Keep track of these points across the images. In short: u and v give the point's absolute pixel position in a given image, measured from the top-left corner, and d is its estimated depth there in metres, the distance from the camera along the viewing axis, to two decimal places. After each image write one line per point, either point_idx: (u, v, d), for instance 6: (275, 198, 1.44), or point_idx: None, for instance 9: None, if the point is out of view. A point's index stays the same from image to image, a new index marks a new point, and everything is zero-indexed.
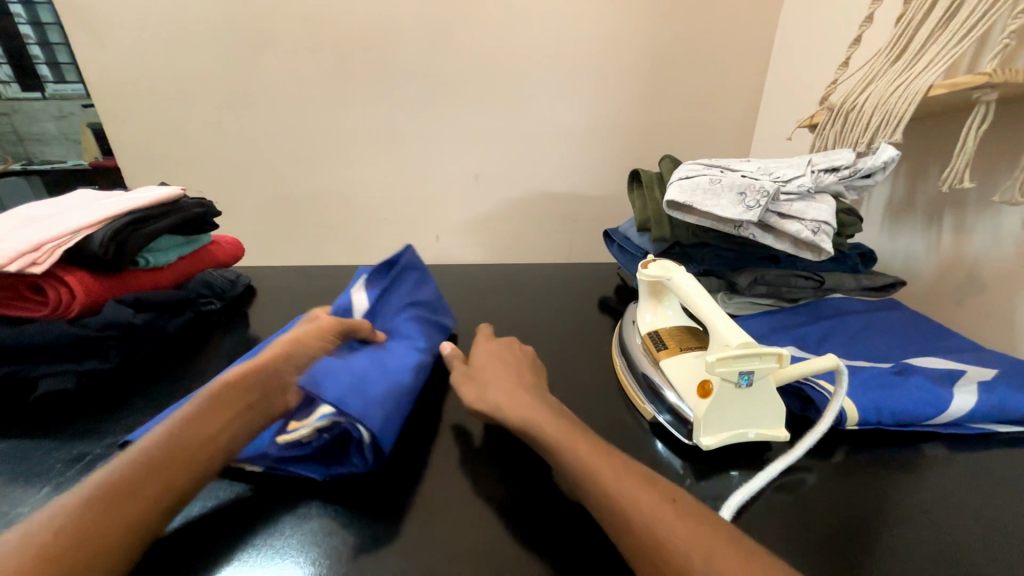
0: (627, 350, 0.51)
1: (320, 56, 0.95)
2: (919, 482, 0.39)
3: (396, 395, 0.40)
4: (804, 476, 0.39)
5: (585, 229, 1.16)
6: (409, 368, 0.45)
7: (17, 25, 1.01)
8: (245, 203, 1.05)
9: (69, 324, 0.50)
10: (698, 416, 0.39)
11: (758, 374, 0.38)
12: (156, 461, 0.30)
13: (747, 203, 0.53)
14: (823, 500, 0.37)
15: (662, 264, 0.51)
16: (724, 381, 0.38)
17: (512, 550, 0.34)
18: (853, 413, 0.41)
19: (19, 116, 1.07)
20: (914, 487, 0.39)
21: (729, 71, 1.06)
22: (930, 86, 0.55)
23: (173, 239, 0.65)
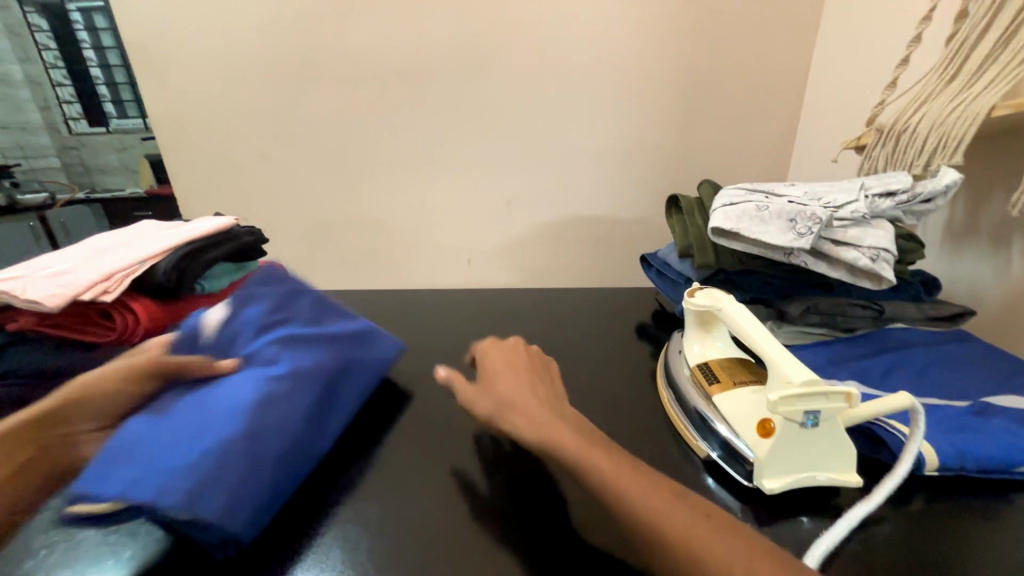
0: (674, 382, 0.50)
1: (362, 90, 1.00)
2: (1015, 538, 0.35)
3: (207, 460, 0.33)
4: (880, 527, 0.36)
5: (618, 252, 1.15)
6: (243, 409, 0.37)
7: None
8: (288, 229, 1.10)
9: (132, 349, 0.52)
10: (759, 456, 0.37)
11: (825, 414, 0.36)
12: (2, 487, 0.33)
13: (798, 230, 0.51)
14: (905, 556, 0.34)
15: (709, 293, 0.49)
16: (788, 420, 0.36)
17: None
18: (932, 455, 0.38)
19: None
20: (1008, 542, 0.35)
21: (765, 93, 1.05)
22: (992, 107, 0.52)
23: (227, 267, 0.67)
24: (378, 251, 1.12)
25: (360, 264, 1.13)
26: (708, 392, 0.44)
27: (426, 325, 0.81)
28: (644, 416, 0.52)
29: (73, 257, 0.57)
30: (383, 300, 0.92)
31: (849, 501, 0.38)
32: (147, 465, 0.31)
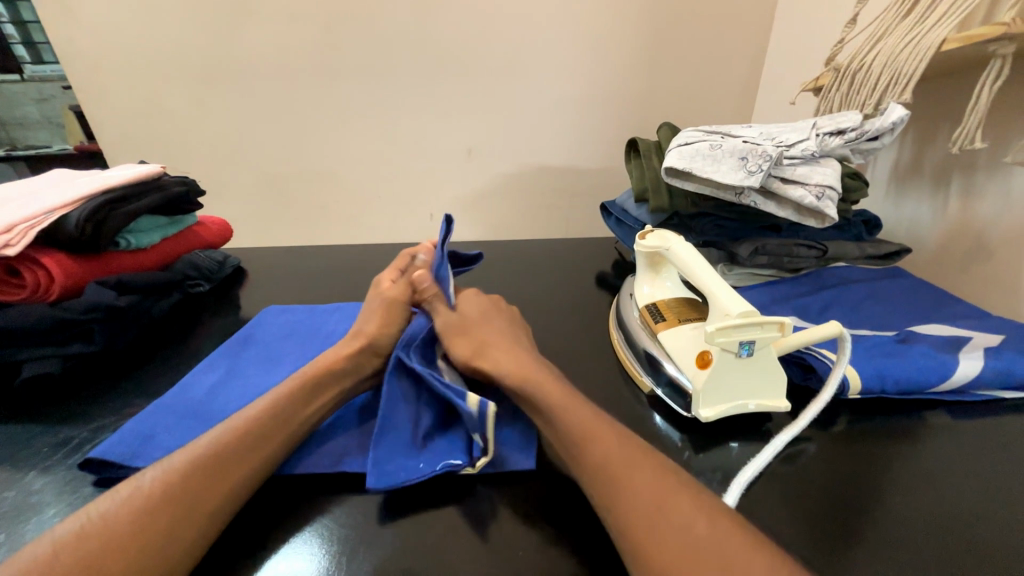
0: (624, 323, 0.50)
1: (302, 24, 0.91)
2: (922, 450, 0.38)
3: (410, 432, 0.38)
4: (806, 447, 0.39)
5: (583, 203, 1.13)
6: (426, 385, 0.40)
7: None
8: (233, 183, 1.02)
9: (50, 307, 0.48)
10: (697, 387, 0.38)
11: (759, 344, 0.36)
12: (180, 474, 0.30)
13: (749, 168, 0.50)
14: (825, 471, 0.36)
15: (659, 234, 0.49)
16: (724, 351, 0.36)
17: (509, 525, 0.33)
18: (855, 377, 0.40)
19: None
20: (915, 454, 0.38)
21: (731, 33, 1.01)
22: (943, 40, 0.52)
23: (156, 220, 0.63)
24: (333, 206, 1.07)
25: (316, 219, 1.08)
26: (654, 330, 0.45)
27: None
28: (596, 358, 0.52)
29: None
30: (338, 256, 0.88)
31: (779, 426, 0.40)
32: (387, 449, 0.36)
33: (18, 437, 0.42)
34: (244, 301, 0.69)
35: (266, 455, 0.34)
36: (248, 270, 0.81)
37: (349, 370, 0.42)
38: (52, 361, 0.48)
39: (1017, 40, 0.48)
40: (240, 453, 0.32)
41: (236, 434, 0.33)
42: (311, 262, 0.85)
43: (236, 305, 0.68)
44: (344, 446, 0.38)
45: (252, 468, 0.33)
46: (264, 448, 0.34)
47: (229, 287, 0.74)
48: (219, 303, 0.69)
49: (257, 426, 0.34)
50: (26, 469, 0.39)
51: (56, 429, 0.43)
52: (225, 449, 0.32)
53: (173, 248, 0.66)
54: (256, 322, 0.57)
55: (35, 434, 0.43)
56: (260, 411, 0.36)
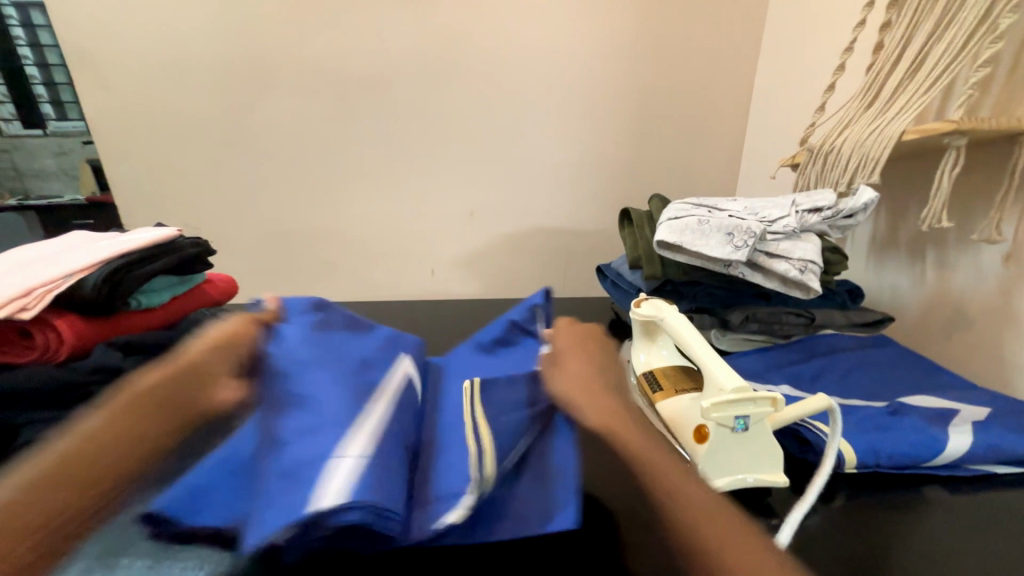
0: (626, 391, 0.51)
1: (320, 98, 0.99)
2: (924, 527, 0.38)
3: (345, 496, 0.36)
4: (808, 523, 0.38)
5: (579, 263, 1.17)
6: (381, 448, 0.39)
7: (24, 67, 1.04)
8: (241, 239, 1.05)
9: (58, 369, 0.49)
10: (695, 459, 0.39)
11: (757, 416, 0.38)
12: (20, 495, 0.30)
13: (735, 243, 0.54)
14: (828, 549, 0.36)
15: (652, 303, 0.52)
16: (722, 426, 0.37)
17: None
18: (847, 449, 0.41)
19: (19, 152, 1.09)
20: (917, 532, 0.38)
21: (713, 111, 1.11)
22: (903, 132, 0.57)
23: (168, 280, 0.65)
24: (338, 262, 1.10)
25: (319, 275, 1.10)
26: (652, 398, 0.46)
27: None
28: None
29: None
30: (340, 313, 0.90)
31: (779, 501, 0.40)
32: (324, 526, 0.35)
33: None
34: None
35: (93, 479, 0.33)
36: None
37: (175, 397, 0.41)
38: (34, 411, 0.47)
39: (969, 135, 0.53)
40: (70, 473, 0.32)
41: (61, 457, 0.33)
42: None
43: None
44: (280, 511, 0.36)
45: (89, 492, 0.32)
46: (89, 471, 0.33)
47: None
48: None
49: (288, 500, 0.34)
50: None
51: None
52: (63, 470, 0.32)
53: (182, 306, 0.67)
54: None
55: None
56: (91, 436, 0.35)
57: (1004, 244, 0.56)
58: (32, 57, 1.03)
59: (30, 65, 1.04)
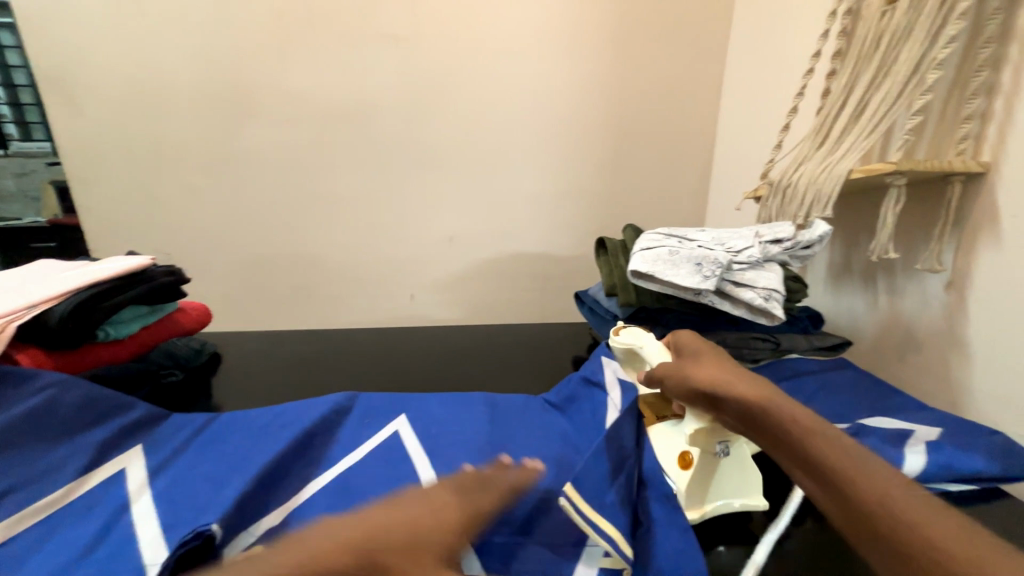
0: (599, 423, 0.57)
1: (300, 126, 1.00)
2: None
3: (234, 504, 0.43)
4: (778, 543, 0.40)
5: (558, 287, 1.19)
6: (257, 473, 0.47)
7: None
8: (215, 265, 1.03)
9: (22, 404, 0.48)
10: (680, 487, 0.43)
11: (727, 442, 0.44)
12: None
13: (703, 273, 0.57)
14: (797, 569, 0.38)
15: (629, 332, 0.57)
16: (704, 452, 0.44)
17: None
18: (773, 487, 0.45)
19: None
20: None
21: (682, 144, 1.17)
22: (850, 171, 0.63)
23: (138, 310, 0.63)
24: (315, 288, 1.09)
25: (295, 301, 1.09)
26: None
27: (363, 364, 0.79)
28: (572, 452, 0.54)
29: None
30: (317, 340, 0.88)
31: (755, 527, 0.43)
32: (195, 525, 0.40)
33: None
34: (217, 392, 0.68)
35: None
36: (223, 356, 0.80)
37: None
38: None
39: (906, 175, 0.58)
40: None
41: None
42: (289, 347, 0.85)
43: (206, 396, 0.67)
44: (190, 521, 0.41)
45: None
46: None
47: (204, 375, 0.72)
48: (193, 393, 0.67)
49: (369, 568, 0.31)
50: None
51: None
52: None
53: (152, 336, 0.66)
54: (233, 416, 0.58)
55: None
56: None
57: (944, 273, 0.61)
58: None
59: None
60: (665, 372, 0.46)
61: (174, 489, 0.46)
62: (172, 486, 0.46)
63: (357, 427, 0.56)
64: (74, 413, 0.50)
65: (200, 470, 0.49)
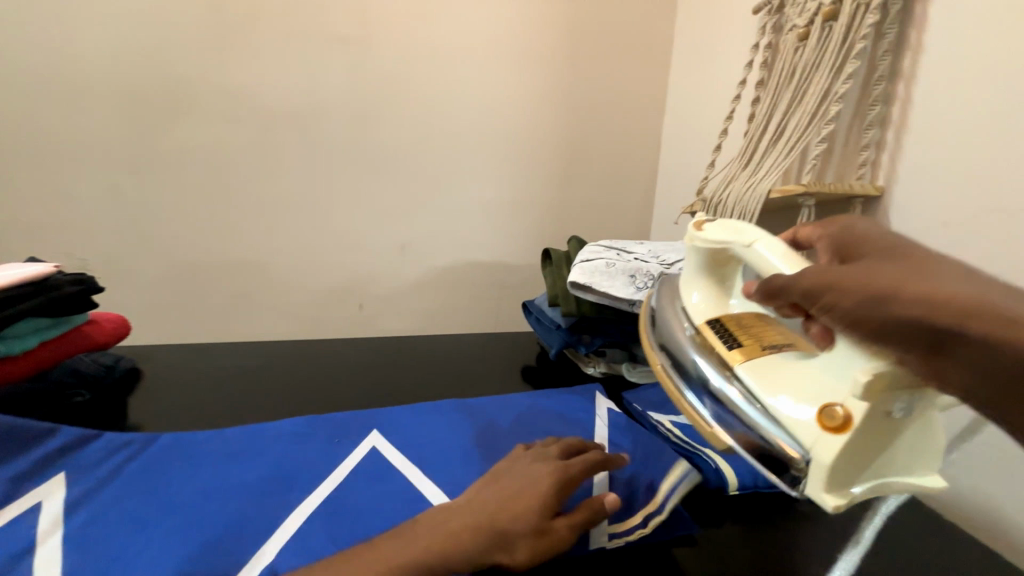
0: (677, 346, 0.47)
1: (237, 126, 0.95)
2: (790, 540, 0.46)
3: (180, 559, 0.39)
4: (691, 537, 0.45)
5: (510, 295, 1.20)
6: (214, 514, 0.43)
7: None
8: (140, 272, 0.96)
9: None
10: (814, 460, 0.33)
11: (905, 403, 0.33)
12: None
13: (638, 284, 0.60)
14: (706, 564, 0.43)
15: (724, 228, 0.48)
16: (869, 415, 0.32)
17: None
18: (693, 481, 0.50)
19: None
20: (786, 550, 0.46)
21: (627, 158, 1.22)
22: (769, 190, 0.68)
23: (36, 322, 0.58)
24: (254, 297, 1.03)
25: (232, 311, 1.02)
26: (731, 358, 0.42)
27: (302, 377, 0.75)
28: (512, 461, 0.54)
29: None
30: (253, 353, 0.84)
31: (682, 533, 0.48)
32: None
33: None
34: (133, 411, 0.63)
35: None
36: (144, 371, 0.74)
37: None
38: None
39: (815, 196, 0.64)
40: None
41: None
42: (220, 361, 0.80)
43: (123, 416, 0.61)
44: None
45: None
46: None
47: (119, 394, 0.66)
48: (104, 413, 0.62)
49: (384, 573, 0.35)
50: None
51: None
52: None
53: (53, 352, 0.60)
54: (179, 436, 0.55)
55: None
56: None
57: None
58: None
59: None
60: (818, 283, 0.34)
61: (93, 530, 0.42)
62: (93, 526, 0.42)
63: (324, 444, 0.54)
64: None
65: (127, 505, 0.44)
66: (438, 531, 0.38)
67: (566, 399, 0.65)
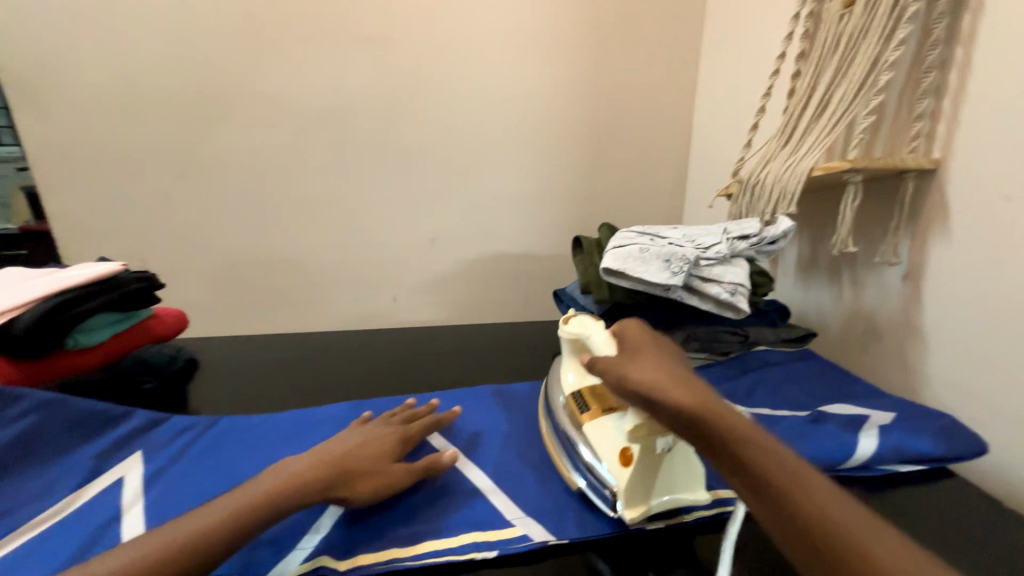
0: (553, 411, 0.54)
1: (276, 129, 0.99)
2: None
3: None
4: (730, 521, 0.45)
5: (539, 286, 1.20)
6: None
7: None
8: (193, 270, 1.02)
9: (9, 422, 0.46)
10: (620, 487, 0.42)
11: (671, 440, 0.42)
12: None
13: (672, 269, 0.59)
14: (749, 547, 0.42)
15: (580, 320, 0.55)
16: (644, 449, 0.42)
17: None
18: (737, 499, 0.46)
19: None
20: None
21: (658, 144, 1.19)
22: (811, 168, 0.65)
23: (111, 316, 0.63)
24: (295, 292, 1.08)
25: (275, 305, 1.08)
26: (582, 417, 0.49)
27: (343, 367, 0.79)
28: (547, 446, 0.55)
29: None
30: (296, 345, 0.88)
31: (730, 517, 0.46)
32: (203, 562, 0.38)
33: None
34: (193, 398, 0.67)
35: None
36: (200, 361, 0.79)
37: None
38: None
39: (863, 172, 0.61)
40: None
41: None
42: (267, 352, 0.84)
43: (184, 403, 0.66)
44: None
45: None
46: None
47: (181, 382, 0.71)
48: (168, 399, 0.67)
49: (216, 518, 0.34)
50: None
51: None
52: None
53: (124, 344, 0.65)
54: (236, 420, 0.58)
55: None
56: None
57: (901, 266, 0.64)
58: None
59: None
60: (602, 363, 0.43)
61: (165, 502, 0.46)
62: (165, 498, 0.46)
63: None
64: (66, 432, 0.49)
65: (193, 482, 0.48)
66: (279, 476, 0.39)
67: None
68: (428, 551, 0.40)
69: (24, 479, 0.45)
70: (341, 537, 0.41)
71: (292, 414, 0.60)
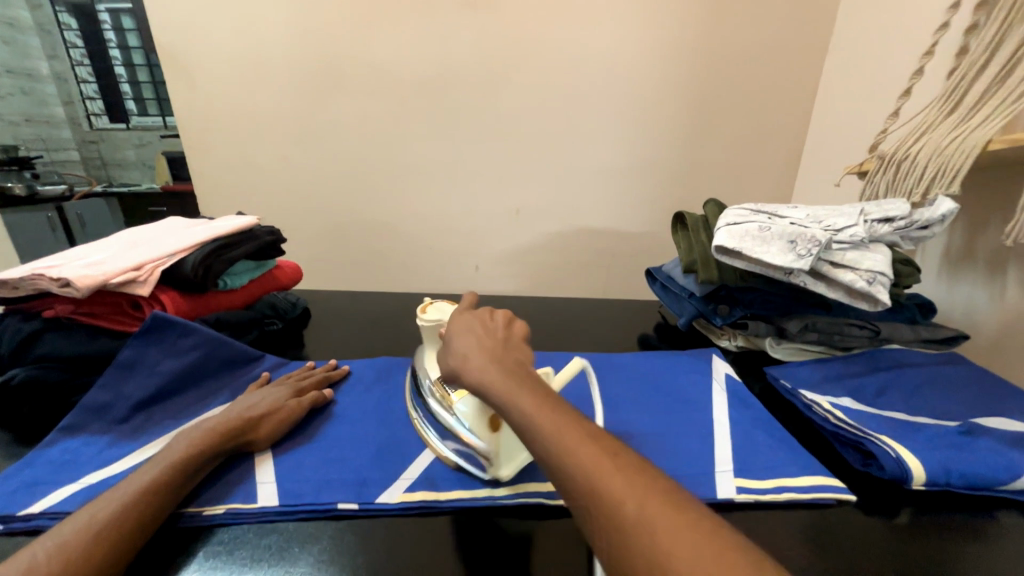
0: (421, 399, 0.49)
1: (380, 98, 1.04)
2: (1016, 553, 0.36)
3: (357, 459, 0.45)
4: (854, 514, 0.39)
5: (622, 264, 1.17)
6: (383, 425, 0.51)
7: (121, 85, 1.39)
8: (304, 229, 1.13)
9: (160, 348, 0.53)
10: (489, 448, 0.41)
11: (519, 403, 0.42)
12: None
13: (798, 251, 0.53)
14: (885, 549, 0.36)
15: (439, 307, 0.52)
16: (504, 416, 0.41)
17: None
18: (848, 496, 0.40)
19: (105, 145, 1.49)
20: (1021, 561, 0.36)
21: (771, 114, 1.07)
22: (988, 140, 0.54)
23: (247, 264, 0.71)
24: (389, 255, 1.15)
25: (371, 266, 1.16)
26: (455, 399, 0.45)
27: None
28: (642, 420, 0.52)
29: (105, 249, 0.61)
30: (392, 302, 0.94)
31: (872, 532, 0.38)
32: (328, 487, 0.42)
33: (86, 448, 0.46)
34: (308, 342, 0.75)
35: None
36: (312, 311, 0.87)
37: None
38: (69, 373, 0.53)
39: None
40: None
41: None
42: (367, 308, 0.91)
43: (300, 346, 0.74)
44: (314, 470, 0.44)
45: None
46: None
47: (298, 327, 0.80)
48: (287, 341, 0.75)
49: (206, 427, 0.43)
50: (86, 470, 0.43)
51: (111, 451, 0.46)
52: None
53: (257, 289, 0.74)
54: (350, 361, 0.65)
55: (98, 450, 0.46)
56: None
57: None
58: (126, 77, 1.38)
59: (125, 82, 1.39)
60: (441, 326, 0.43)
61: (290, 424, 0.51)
62: None
63: None
64: (221, 365, 0.57)
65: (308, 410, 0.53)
66: (189, 436, 0.42)
67: (681, 368, 0.60)
68: (522, 492, 0.42)
69: (186, 396, 0.54)
70: (439, 473, 0.44)
71: (389, 360, 0.64)
